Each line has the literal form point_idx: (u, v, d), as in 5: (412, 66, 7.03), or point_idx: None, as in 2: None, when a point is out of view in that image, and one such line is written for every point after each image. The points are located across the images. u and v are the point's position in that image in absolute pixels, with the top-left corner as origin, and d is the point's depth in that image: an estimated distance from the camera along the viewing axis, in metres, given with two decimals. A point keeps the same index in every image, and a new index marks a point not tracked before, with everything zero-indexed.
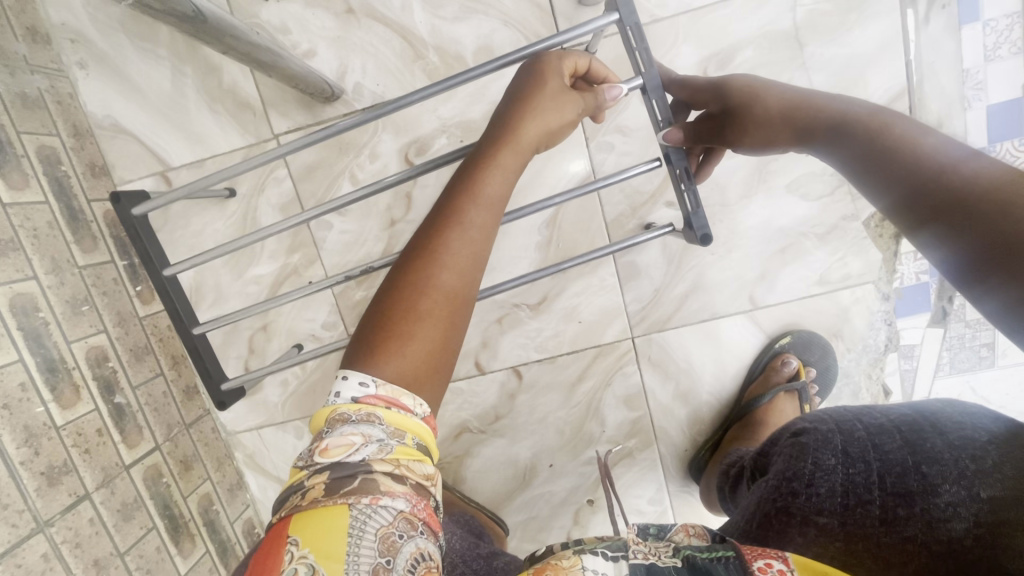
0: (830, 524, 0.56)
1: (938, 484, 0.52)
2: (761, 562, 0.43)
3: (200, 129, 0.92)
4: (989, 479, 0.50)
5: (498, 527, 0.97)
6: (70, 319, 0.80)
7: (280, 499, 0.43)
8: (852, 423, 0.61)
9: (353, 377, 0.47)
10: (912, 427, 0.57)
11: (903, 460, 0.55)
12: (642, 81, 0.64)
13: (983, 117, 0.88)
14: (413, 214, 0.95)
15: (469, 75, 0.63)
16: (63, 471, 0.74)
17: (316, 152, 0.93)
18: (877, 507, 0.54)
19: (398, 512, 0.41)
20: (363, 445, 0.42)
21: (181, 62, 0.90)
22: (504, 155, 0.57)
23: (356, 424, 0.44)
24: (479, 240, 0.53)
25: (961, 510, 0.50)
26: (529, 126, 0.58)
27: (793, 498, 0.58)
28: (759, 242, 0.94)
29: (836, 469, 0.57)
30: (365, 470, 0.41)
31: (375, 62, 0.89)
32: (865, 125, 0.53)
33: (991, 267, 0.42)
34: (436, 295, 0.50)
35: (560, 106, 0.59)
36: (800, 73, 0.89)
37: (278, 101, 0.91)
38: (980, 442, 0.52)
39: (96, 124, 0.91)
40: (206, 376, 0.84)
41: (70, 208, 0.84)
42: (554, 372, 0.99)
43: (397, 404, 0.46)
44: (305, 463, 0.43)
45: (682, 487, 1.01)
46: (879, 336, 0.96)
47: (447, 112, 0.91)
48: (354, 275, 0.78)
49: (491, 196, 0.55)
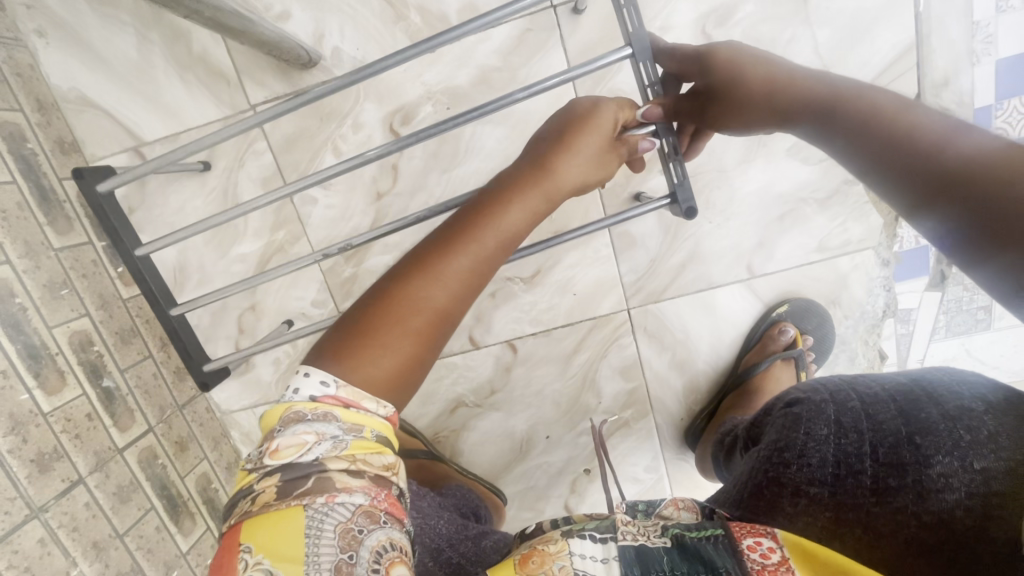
0: (821, 495, 0.49)
1: (931, 454, 0.46)
2: (750, 540, 0.43)
3: (172, 100, 0.87)
4: (984, 450, 0.44)
5: (496, 497, 0.98)
6: (50, 304, 0.77)
7: (230, 505, 0.42)
8: (846, 392, 0.55)
9: (314, 374, 0.46)
10: (907, 397, 0.51)
11: (896, 430, 0.49)
12: (631, 45, 0.60)
13: (991, 72, 0.84)
14: (400, 186, 0.91)
15: (453, 33, 0.59)
16: (54, 457, 0.73)
17: (296, 123, 0.89)
18: (868, 477, 0.48)
19: (356, 508, 0.40)
20: (316, 444, 0.42)
21: (148, 29, 0.85)
22: (532, 188, 0.56)
23: (311, 422, 0.43)
24: (473, 267, 0.53)
25: (954, 481, 0.44)
26: (565, 166, 0.58)
27: (785, 468, 0.52)
28: (758, 209, 0.92)
29: (828, 440, 0.51)
30: (320, 469, 0.41)
31: (354, 23, 0.84)
32: (853, 99, 0.50)
33: (999, 243, 0.40)
34: (426, 315, 0.50)
35: (599, 164, 0.60)
36: (804, 30, 0.84)
37: (252, 69, 0.86)
38: (976, 412, 0.46)
39: (61, 98, 0.86)
40: (187, 355, 0.89)
41: (41, 188, 0.80)
42: (549, 345, 0.98)
43: (356, 404, 0.45)
44: (253, 466, 0.42)
45: (677, 454, 1.02)
46: (878, 301, 0.95)
47: (432, 78, 0.87)
48: (332, 255, 0.74)
49: (509, 224, 0.55)
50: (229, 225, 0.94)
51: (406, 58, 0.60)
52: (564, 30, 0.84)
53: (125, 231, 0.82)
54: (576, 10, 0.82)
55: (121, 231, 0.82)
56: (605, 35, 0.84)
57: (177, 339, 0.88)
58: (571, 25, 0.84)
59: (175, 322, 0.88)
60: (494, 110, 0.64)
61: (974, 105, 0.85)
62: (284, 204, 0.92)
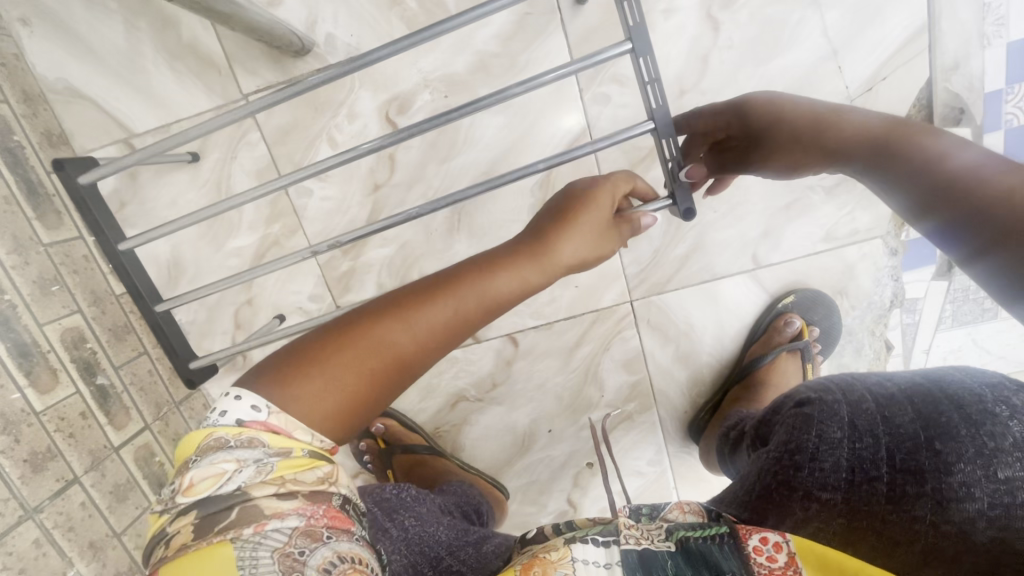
0: (834, 500, 0.48)
1: (953, 462, 0.44)
2: (756, 539, 0.42)
3: (162, 90, 0.85)
4: (1011, 459, 0.42)
5: (498, 492, 0.97)
6: (40, 300, 0.76)
7: (147, 553, 0.41)
8: (861, 393, 0.53)
9: (245, 398, 0.45)
10: (927, 399, 0.48)
11: (915, 435, 0.47)
12: (631, 40, 0.56)
13: (1003, 55, 0.81)
14: (397, 177, 0.89)
15: (447, 26, 0.56)
16: (47, 457, 0.72)
17: (289, 112, 0.87)
18: (884, 484, 0.46)
19: (293, 530, 0.40)
20: (236, 472, 0.41)
21: (135, 16, 0.83)
22: (527, 259, 0.55)
23: (233, 449, 0.42)
24: (450, 320, 0.52)
25: (977, 490, 0.43)
26: (564, 244, 0.56)
27: (796, 472, 0.50)
28: (764, 199, 0.90)
29: (842, 443, 0.49)
30: (244, 499, 0.40)
31: (347, 9, 0.82)
32: (876, 134, 0.53)
33: (1000, 245, 0.41)
34: (383, 359, 0.50)
35: (599, 238, 0.58)
36: (812, 13, 0.82)
37: (244, 57, 0.83)
38: (1001, 418, 0.44)
39: (48, 89, 0.84)
40: (173, 352, 0.86)
41: (28, 181, 0.78)
42: (551, 338, 0.97)
43: (285, 431, 0.45)
44: (165, 507, 0.41)
45: (681, 448, 1.00)
46: (885, 292, 0.93)
47: (428, 65, 0.84)
48: (321, 251, 0.72)
49: (498, 287, 0.53)
50: (223, 219, 0.92)
51: (396, 52, 0.57)
52: (564, 14, 0.81)
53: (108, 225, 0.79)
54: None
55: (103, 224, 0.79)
56: (606, 20, 0.81)
57: (161, 335, 0.85)
58: (571, 9, 0.81)
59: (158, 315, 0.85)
60: (488, 104, 0.61)
61: (985, 89, 0.83)
62: (279, 196, 0.90)
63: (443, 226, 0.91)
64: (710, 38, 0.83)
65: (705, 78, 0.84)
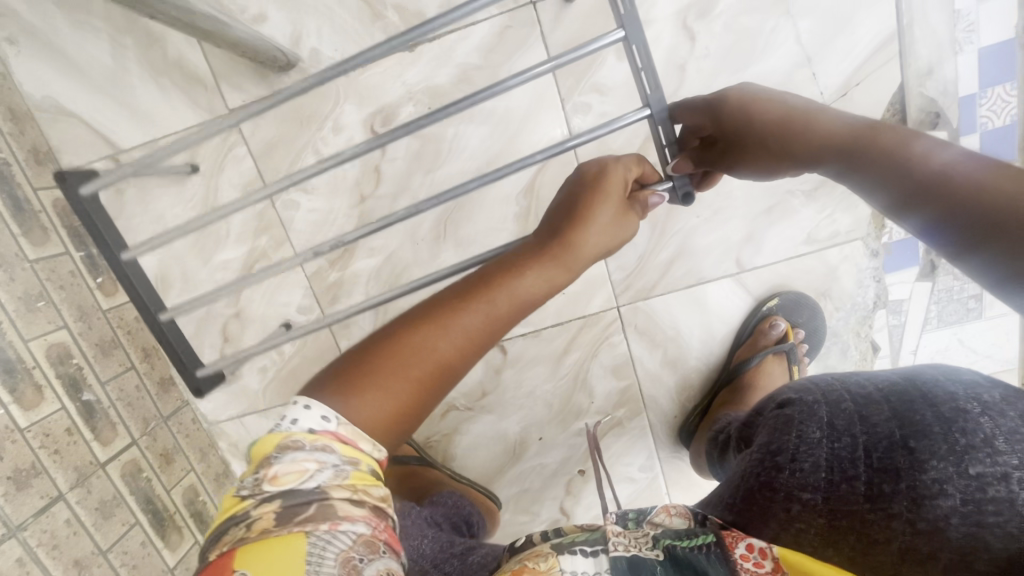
0: (815, 502, 0.46)
1: (926, 459, 0.43)
2: (742, 548, 0.43)
3: (149, 107, 0.86)
4: (980, 454, 0.42)
5: (490, 501, 0.96)
6: (25, 316, 0.76)
7: (218, 531, 0.41)
8: (839, 392, 0.52)
9: (315, 408, 0.45)
10: (901, 397, 0.48)
11: (891, 434, 0.46)
12: (623, 28, 0.58)
13: (974, 60, 0.83)
14: (383, 188, 0.90)
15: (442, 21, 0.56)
16: (31, 474, 0.71)
17: (275, 126, 0.88)
18: (863, 483, 0.45)
19: (358, 536, 0.40)
20: (317, 471, 0.41)
21: (121, 34, 0.84)
22: (550, 258, 0.55)
23: (310, 450, 0.42)
24: (486, 326, 0.52)
25: (950, 487, 0.42)
26: (584, 236, 0.56)
27: (776, 473, 0.48)
28: (745, 204, 0.91)
29: (821, 442, 0.48)
30: (322, 497, 0.40)
31: (331, 24, 0.83)
32: (857, 130, 0.52)
33: (987, 238, 0.43)
34: (428, 364, 0.50)
35: (620, 225, 0.58)
36: (785, 22, 0.84)
37: (230, 74, 0.85)
38: (972, 415, 0.44)
39: (35, 108, 0.85)
40: (180, 363, 0.87)
41: (15, 199, 0.78)
42: (539, 346, 0.97)
43: (354, 443, 0.45)
44: (246, 492, 0.41)
45: (672, 453, 1.00)
46: (868, 294, 0.94)
47: (412, 78, 0.86)
48: (323, 251, 0.72)
49: (526, 288, 0.54)
50: (211, 232, 0.92)
51: (390, 50, 0.56)
52: (544, 27, 0.83)
53: (110, 233, 0.79)
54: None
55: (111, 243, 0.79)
56: (586, 31, 0.83)
57: (167, 343, 0.85)
58: (552, 21, 0.83)
59: (165, 326, 0.85)
60: (485, 98, 0.62)
61: (959, 94, 0.85)
62: (265, 209, 0.91)
63: (430, 236, 0.92)
64: (687, 47, 0.85)
65: (683, 86, 0.86)
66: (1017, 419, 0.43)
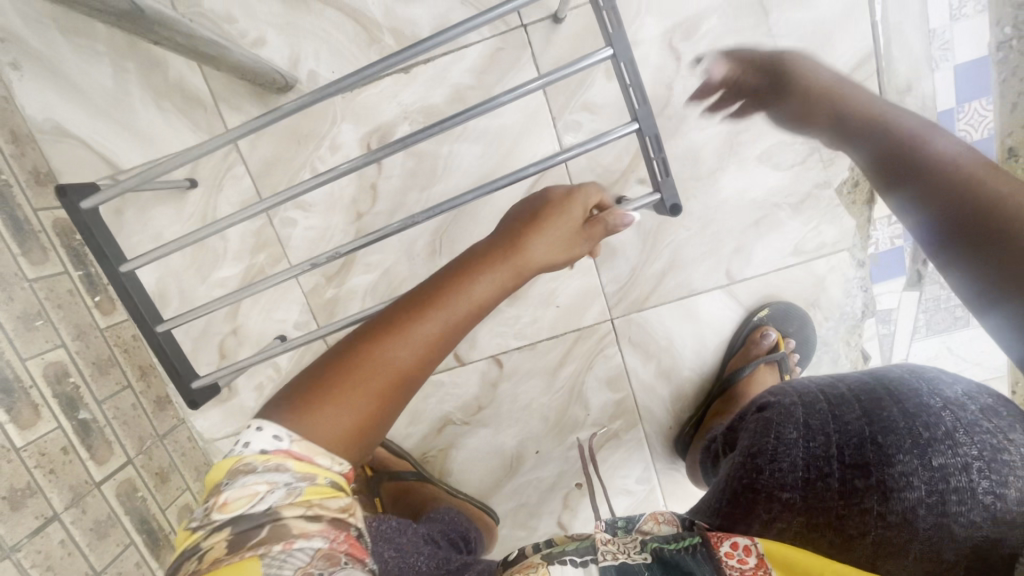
0: (795, 500, 0.52)
1: (893, 454, 0.49)
2: (727, 545, 0.44)
3: (150, 129, 0.88)
4: (942, 446, 0.47)
5: (488, 516, 0.96)
6: (23, 336, 0.76)
7: (174, 568, 0.41)
8: (815, 395, 0.57)
9: (267, 429, 0.46)
10: (870, 396, 0.53)
11: (862, 431, 0.51)
12: (611, 46, 0.61)
13: (950, 77, 0.87)
14: (379, 205, 0.92)
15: (438, 40, 0.58)
16: (27, 494, 0.71)
17: (273, 146, 0.89)
18: (837, 480, 0.51)
19: (315, 551, 0.40)
20: (267, 492, 0.42)
21: (123, 58, 0.86)
22: (501, 265, 0.58)
23: (261, 473, 0.43)
24: (442, 332, 0.54)
25: (915, 479, 0.48)
26: (534, 247, 0.60)
27: (758, 474, 0.54)
28: (734, 217, 0.93)
29: (797, 443, 0.53)
30: (273, 517, 0.41)
31: (328, 47, 0.86)
32: None
33: None
34: (386, 377, 0.51)
35: (569, 246, 0.62)
36: (767, 42, 0.87)
37: (229, 96, 0.87)
38: (934, 409, 0.50)
39: (36, 129, 0.86)
40: (176, 374, 0.80)
41: (14, 219, 0.79)
42: (535, 358, 0.98)
43: (310, 459, 0.46)
44: (198, 524, 0.42)
45: (669, 464, 1.01)
46: (856, 303, 0.96)
47: (408, 98, 0.88)
48: (321, 262, 0.71)
49: (479, 294, 0.56)
50: (209, 250, 0.93)
51: (390, 67, 0.58)
52: (536, 48, 0.86)
53: (109, 244, 0.73)
54: (557, 19, 0.84)
55: (109, 253, 0.73)
56: (576, 52, 0.86)
57: (163, 357, 0.79)
58: (543, 43, 0.86)
59: (161, 337, 0.79)
60: (479, 114, 0.64)
61: (938, 108, 0.88)
62: (263, 227, 0.92)
63: (426, 251, 0.93)
64: (674, 67, 0.88)
65: (670, 104, 0.89)
66: (976, 413, 0.49)
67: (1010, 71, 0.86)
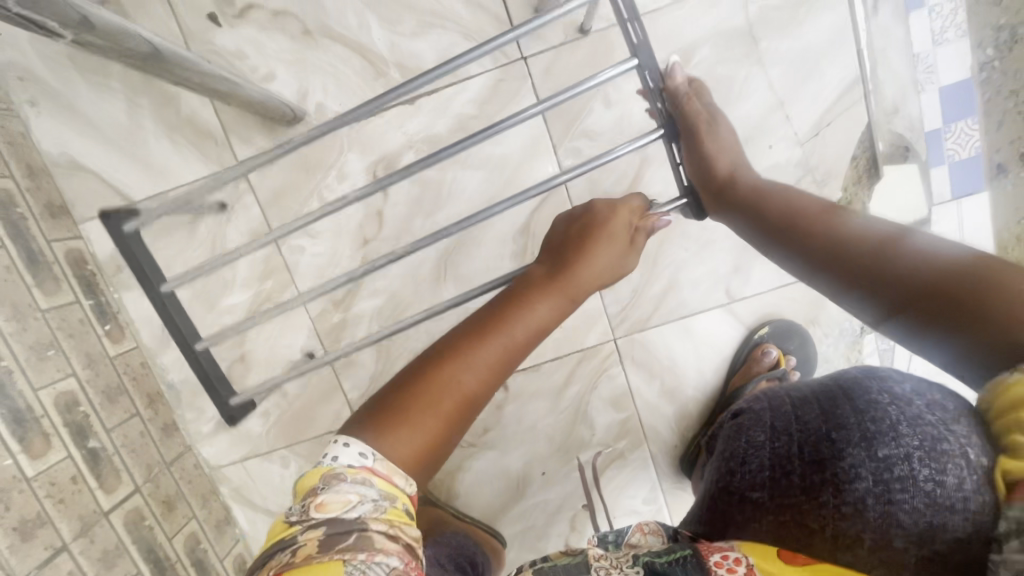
0: (763, 500, 0.52)
1: (844, 448, 0.50)
2: (716, 556, 0.47)
3: (162, 161, 0.90)
4: (887, 437, 0.48)
5: (495, 539, 0.96)
6: (35, 365, 0.77)
7: (265, 556, 0.42)
8: (781, 397, 0.59)
9: (354, 445, 0.47)
10: (827, 395, 0.54)
11: (819, 429, 0.52)
12: (637, 58, 0.64)
13: (936, 99, 0.90)
14: (385, 232, 0.94)
15: (462, 59, 0.61)
16: (37, 524, 0.71)
17: (282, 176, 0.92)
18: (799, 476, 0.51)
19: (391, 570, 0.41)
20: (359, 502, 0.43)
21: (137, 94, 0.89)
22: (563, 284, 0.60)
23: (352, 483, 0.45)
24: (506, 355, 0.55)
25: (863, 471, 0.48)
26: (596, 262, 0.61)
27: (731, 477, 0.56)
28: (731, 238, 0.95)
29: (764, 444, 0.55)
30: (361, 528, 0.42)
31: (336, 81, 0.89)
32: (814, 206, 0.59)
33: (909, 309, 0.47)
34: (454, 399, 0.52)
35: (625, 254, 0.64)
36: (757, 70, 0.90)
37: (239, 128, 0.89)
38: (883, 402, 0.50)
39: (51, 163, 0.89)
40: (212, 388, 0.85)
41: (29, 250, 0.81)
42: (540, 380, 0.99)
43: (391, 479, 0.47)
44: (295, 519, 0.43)
45: (675, 483, 1.01)
46: (855, 319, 0.98)
47: (412, 128, 0.91)
48: (357, 275, 0.75)
49: (540, 318, 0.57)
50: (217, 277, 0.95)
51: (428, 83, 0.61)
52: (535, 79, 0.89)
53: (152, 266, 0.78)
54: (581, 30, 0.87)
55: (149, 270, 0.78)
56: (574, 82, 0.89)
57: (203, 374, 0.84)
58: (542, 74, 0.89)
59: (201, 357, 0.84)
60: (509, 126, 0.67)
61: (925, 129, 0.91)
62: (271, 254, 0.94)
63: (431, 275, 0.95)
64: None
65: None
66: (921, 406, 0.49)
67: (993, 90, 0.89)
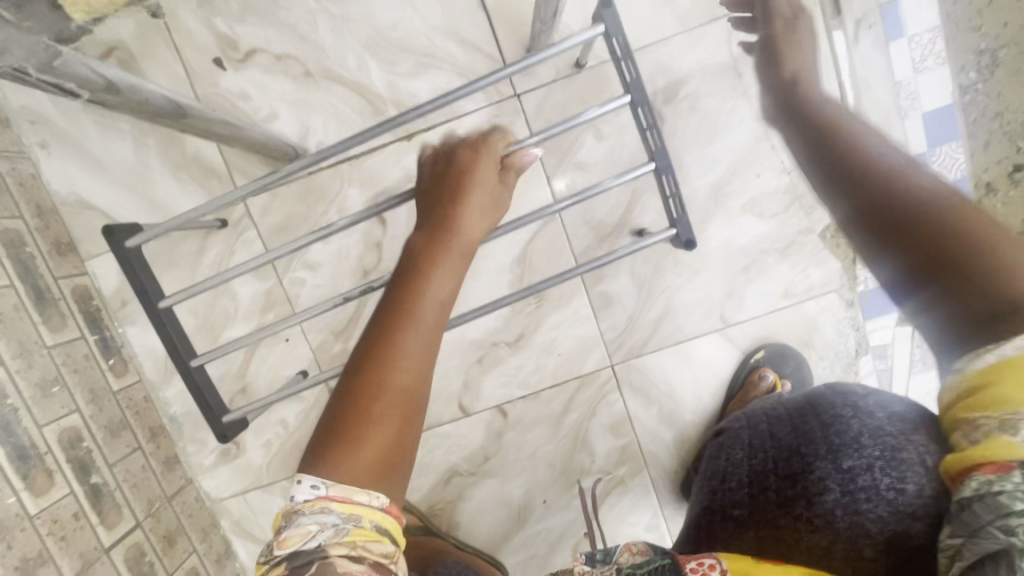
0: (744, 516, 0.54)
1: (813, 461, 0.53)
2: (693, 562, 0.46)
3: (167, 199, 0.93)
4: (850, 449, 0.51)
5: (496, 570, 0.95)
6: (41, 402, 0.78)
7: None
8: (759, 417, 0.62)
9: (306, 480, 0.48)
10: (799, 412, 0.58)
11: (790, 444, 0.55)
12: (629, 93, 0.66)
13: (919, 124, 0.93)
14: (384, 263, 0.96)
15: (467, 91, 0.64)
16: (38, 563, 0.72)
17: (283, 211, 0.94)
18: (774, 492, 0.53)
19: None
20: (318, 531, 0.45)
21: (144, 135, 0.92)
22: (450, 256, 0.61)
23: (310, 514, 0.46)
24: (424, 344, 0.56)
25: (831, 482, 0.51)
26: (465, 223, 0.63)
27: (713, 495, 0.57)
28: (723, 264, 0.97)
29: (742, 462, 0.58)
30: (322, 556, 0.44)
31: (336, 120, 0.92)
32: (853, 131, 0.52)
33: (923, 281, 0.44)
34: (394, 398, 0.52)
35: (493, 210, 0.66)
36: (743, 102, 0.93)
37: (242, 166, 0.92)
38: (845, 416, 0.54)
39: (60, 202, 0.91)
40: (206, 407, 0.78)
41: (37, 289, 0.83)
42: (538, 407, 1.00)
43: (350, 500, 0.47)
44: (264, 559, 0.45)
45: (677, 509, 1.01)
46: (850, 341, 0.99)
47: (410, 163, 0.93)
48: (353, 295, 0.74)
49: (436, 294, 0.58)
50: (220, 310, 0.96)
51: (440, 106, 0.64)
52: (529, 114, 0.92)
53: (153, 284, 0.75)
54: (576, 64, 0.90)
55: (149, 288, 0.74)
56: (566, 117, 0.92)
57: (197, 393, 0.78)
58: (536, 109, 0.92)
59: (198, 376, 0.78)
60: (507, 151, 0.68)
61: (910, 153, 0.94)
62: (273, 287, 0.96)
63: None
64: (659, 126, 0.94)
65: None
66: (882, 419, 0.53)
67: (976, 113, 0.92)
